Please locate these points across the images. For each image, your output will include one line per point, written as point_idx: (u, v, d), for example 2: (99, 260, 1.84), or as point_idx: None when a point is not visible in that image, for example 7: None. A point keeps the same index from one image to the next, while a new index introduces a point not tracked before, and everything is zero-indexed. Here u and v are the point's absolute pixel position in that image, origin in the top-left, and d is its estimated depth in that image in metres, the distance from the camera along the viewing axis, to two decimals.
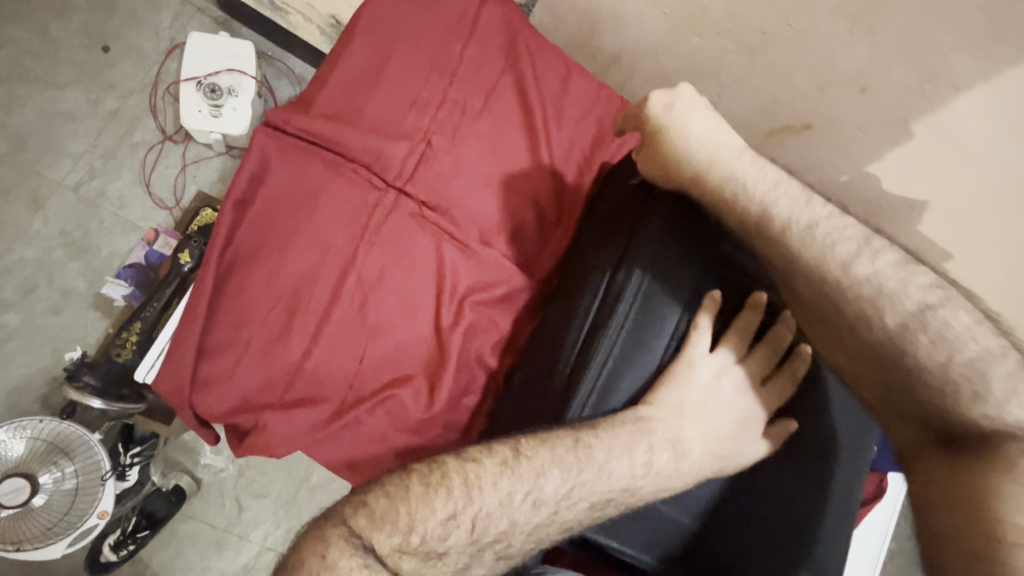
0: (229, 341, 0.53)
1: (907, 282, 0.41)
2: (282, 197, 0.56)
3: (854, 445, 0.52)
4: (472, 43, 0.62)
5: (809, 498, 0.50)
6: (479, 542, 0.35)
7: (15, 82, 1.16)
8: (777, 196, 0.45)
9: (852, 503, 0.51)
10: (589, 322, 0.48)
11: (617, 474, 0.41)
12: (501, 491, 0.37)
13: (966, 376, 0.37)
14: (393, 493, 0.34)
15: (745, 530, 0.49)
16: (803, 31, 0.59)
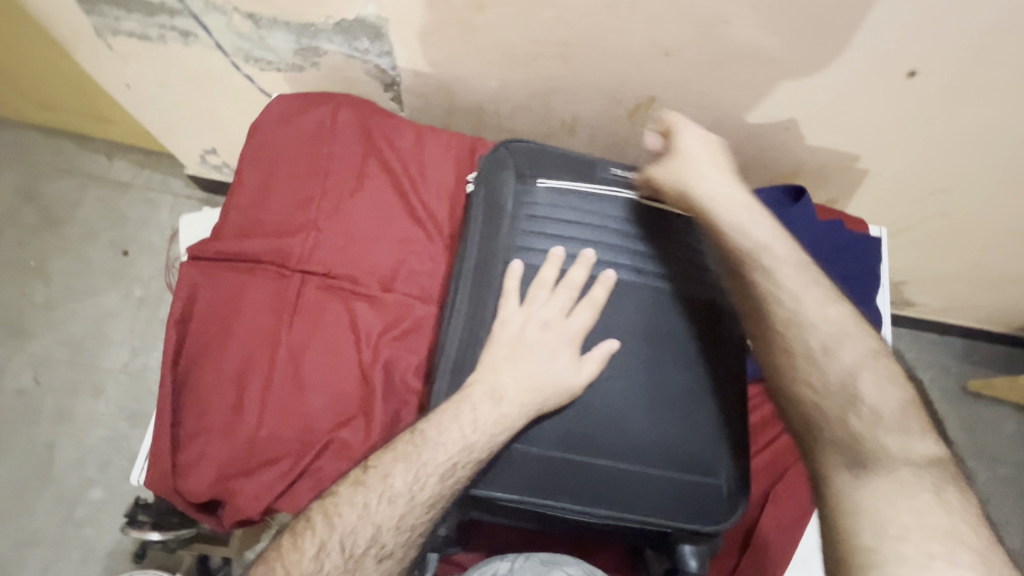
0: (197, 431, 0.64)
1: (817, 313, 0.55)
2: (212, 305, 0.68)
3: (666, 340, 0.62)
4: (335, 140, 0.76)
5: (643, 402, 0.60)
6: (353, 556, 0.49)
7: (66, 301, 1.45)
8: (757, 231, 0.60)
9: (686, 384, 0.61)
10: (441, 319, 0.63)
11: (452, 441, 0.54)
12: (355, 506, 0.51)
13: (847, 393, 0.52)
14: (267, 556, 0.49)
15: (602, 447, 0.58)
16: (591, 30, 0.75)
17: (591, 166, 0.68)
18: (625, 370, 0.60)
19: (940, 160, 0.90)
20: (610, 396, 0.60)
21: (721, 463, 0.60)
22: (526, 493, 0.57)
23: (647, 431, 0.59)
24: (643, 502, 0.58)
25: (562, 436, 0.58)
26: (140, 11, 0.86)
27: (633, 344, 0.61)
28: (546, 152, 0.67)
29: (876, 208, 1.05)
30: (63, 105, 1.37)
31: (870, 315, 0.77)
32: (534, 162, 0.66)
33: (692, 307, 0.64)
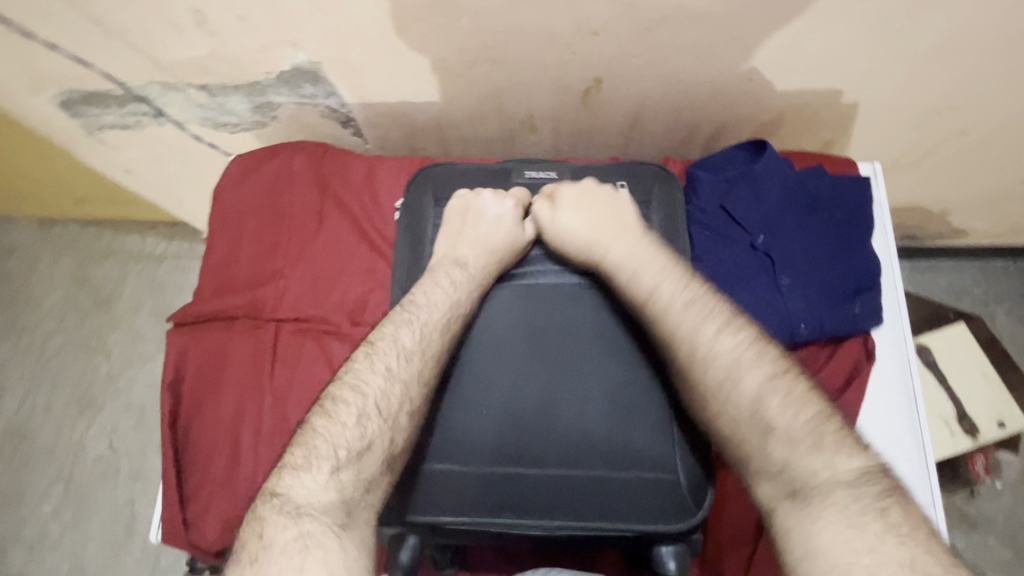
0: (202, 484, 0.69)
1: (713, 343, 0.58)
2: (200, 366, 0.73)
3: (580, 343, 0.64)
4: (290, 188, 0.79)
5: (568, 407, 0.62)
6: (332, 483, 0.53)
7: (126, 370, 1.59)
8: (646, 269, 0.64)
9: (611, 380, 0.63)
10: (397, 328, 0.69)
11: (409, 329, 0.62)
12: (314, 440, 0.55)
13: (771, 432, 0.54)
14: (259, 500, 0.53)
15: (536, 458, 0.61)
16: (511, 28, 0.74)
17: (504, 178, 0.74)
18: (543, 378, 0.63)
19: (938, 74, 0.81)
20: (534, 407, 0.62)
21: (665, 451, 0.61)
22: (469, 512, 0.60)
23: (578, 434, 0.61)
24: (590, 505, 0.60)
25: (494, 454, 0.61)
26: (112, 104, 0.93)
27: (548, 354, 0.64)
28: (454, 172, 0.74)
29: (881, 139, 0.96)
30: (90, 196, 1.51)
31: (868, 264, 0.68)
32: (446, 180, 0.74)
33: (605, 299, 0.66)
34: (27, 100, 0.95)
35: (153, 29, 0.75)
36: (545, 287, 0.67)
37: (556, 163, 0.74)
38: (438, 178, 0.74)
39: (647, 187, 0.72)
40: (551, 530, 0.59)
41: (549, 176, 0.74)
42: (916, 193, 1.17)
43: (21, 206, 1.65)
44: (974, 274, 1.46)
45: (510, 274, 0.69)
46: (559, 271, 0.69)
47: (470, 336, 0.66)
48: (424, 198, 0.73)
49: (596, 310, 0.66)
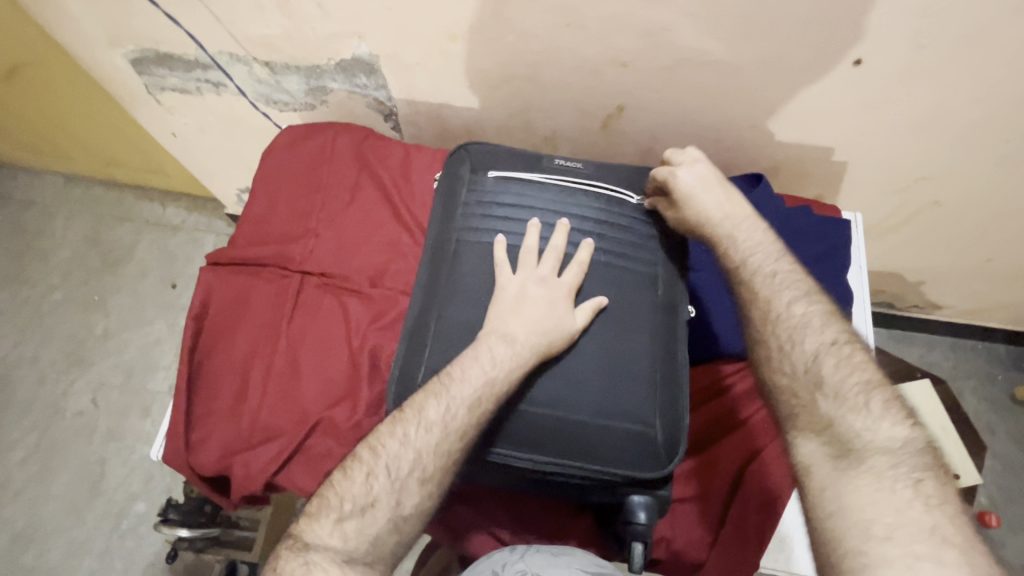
0: (209, 412, 0.73)
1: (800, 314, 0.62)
2: (224, 304, 0.78)
3: (630, 305, 0.67)
4: (332, 159, 0.87)
5: (617, 362, 0.64)
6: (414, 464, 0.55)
7: (121, 330, 1.62)
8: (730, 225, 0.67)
9: (644, 348, 0.65)
10: (422, 281, 0.69)
11: (474, 378, 0.58)
12: (398, 435, 0.56)
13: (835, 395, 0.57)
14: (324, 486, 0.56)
15: (573, 404, 0.62)
16: (549, 50, 0.84)
17: (535, 161, 0.75)
18: (602, 332, 0.65)
19: (918, 145, 0.92)
20: (589, 358, 0.64)
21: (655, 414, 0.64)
22: (496, 446, 0.62)
23: (622, 389, 0.63)
24: (579, 450, 0.61)
25: (532, 392, 0.62)
26: (180, 69, 1.02)
27: (611, 317, 0.66)
28: (488, 149, 0.76)
29: (865, 201, 1.06)
30: (124, 159, 1.58)
31: (840, 294, 0.76)
32: (481, 157, 0.75)
33: (624, 276, 0.69)
34: (99, 55, 1.03)
35: (237, 6, 0.85)
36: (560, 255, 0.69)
37: (582, 157, 0.77)
38: (476, 152, 0.76)
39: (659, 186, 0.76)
40: (569, 472, 0.62)
41: (576, 166, 0.75)
42: (894, 260, 1.27)
43: (53, 161, 1.72)
44: (944, 347, 1.56)
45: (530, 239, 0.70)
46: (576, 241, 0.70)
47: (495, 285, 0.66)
48: (462, 166, 0.75)
49: (625, 283, 0.68)
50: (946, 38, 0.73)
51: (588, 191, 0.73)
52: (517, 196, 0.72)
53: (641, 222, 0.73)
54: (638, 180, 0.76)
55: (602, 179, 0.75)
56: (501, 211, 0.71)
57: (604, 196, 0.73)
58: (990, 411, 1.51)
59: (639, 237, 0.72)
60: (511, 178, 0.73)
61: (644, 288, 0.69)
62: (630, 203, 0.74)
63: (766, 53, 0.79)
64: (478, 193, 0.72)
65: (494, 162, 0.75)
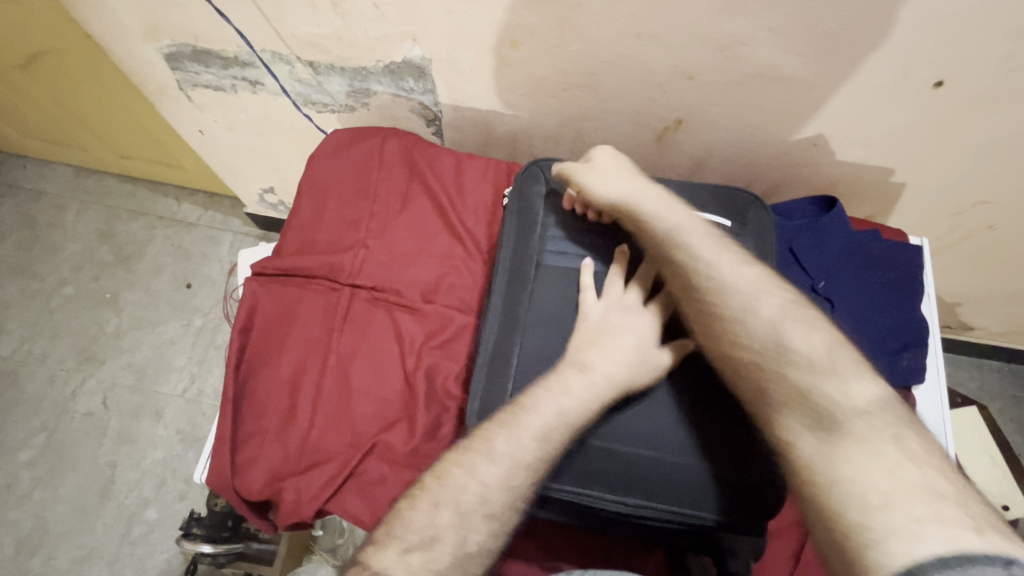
0: (255, 431, 0.69)
1: (726, 266, 0.59)
2: (271, 318, 0.75)
3: None
4: (383, 167, 0.83)
5: (704, 399, 0.62)
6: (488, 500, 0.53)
7: (134, 329, 1.57)
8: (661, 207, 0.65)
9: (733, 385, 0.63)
10: (498, 305, 0.66)
11: (547, 408, 0.56)
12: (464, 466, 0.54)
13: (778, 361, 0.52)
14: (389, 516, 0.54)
15: (653, 442, 0.61)
16: (613, 59, 0.81)
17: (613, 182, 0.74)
18: (693, 369, 0.63)
19: (981, 170, 0.89)
20: (675, 396, 0.62)
21: (742, 454, 0.60)
22: (573, 482, 0.61)
23: (709, 427, 0.61)
24: (661, 490, 0.60)
25: (612, 429, 0.61)
26: (217, 65, 0.97)
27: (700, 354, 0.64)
28: (563, 167, 0.75)
29: (918, 222, 1.04)
30: (142, 153, 1.53)
31: (918, 322, 0.73)
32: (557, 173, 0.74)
33: None
34: (132, 49, 0.99)
35: (288, 3, 0.81)
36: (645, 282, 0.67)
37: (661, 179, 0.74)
38: (553, 169, 0.74)
39: (745, 211, 0.73)
40: (650, 513, 0.60)
41: (657, 189, 0.73)
42: (935, 281, 1.25)
43: (66, 152, 1.66)
44: (971, 369, 1.54)
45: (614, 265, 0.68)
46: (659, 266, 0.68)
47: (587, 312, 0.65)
48: (539, 181, 0.73)
49: None
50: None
51: None
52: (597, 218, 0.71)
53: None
54: (725, 202, 0.73)
55: (684, 202, 0.73)
56: (578, 236, 0.69)
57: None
58: (1018, 435, 1.49)
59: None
60: (589, 198, 0.72)
61: None
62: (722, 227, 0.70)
63: (839, 72, 0.76)
64: (555, 212, 0.71)
65: (572, 180, 0.73)
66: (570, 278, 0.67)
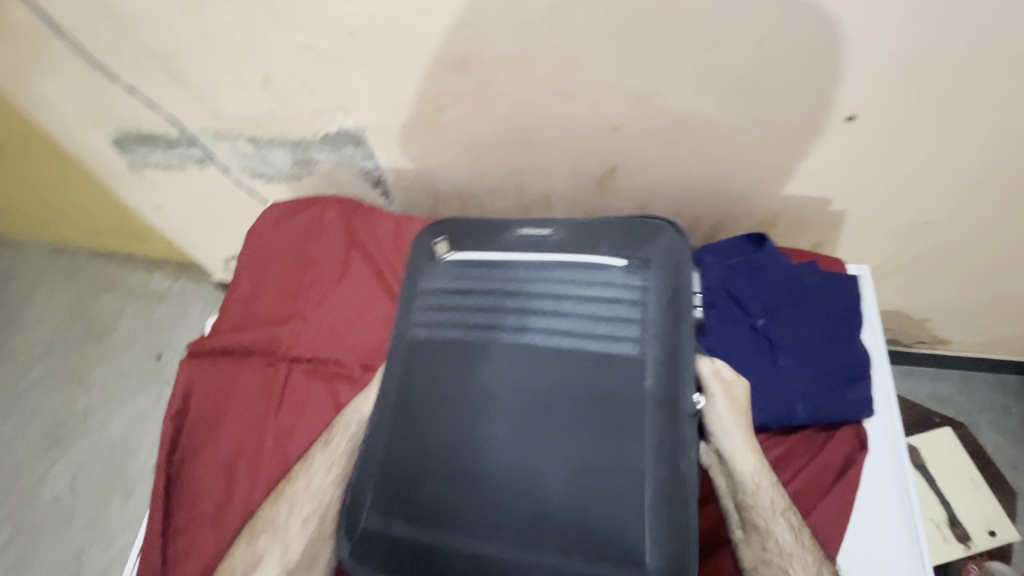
0: (188, 522, 0.67)
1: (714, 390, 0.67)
2: (207, 399, 0.73)
3: (599, 401, 0.58)
4: (321, 235, 0.83)
5: (585, 474, 0.56)
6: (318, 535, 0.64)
7: (103, 407, 1.54)
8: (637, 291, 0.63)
9: (621, 455, 0.57)
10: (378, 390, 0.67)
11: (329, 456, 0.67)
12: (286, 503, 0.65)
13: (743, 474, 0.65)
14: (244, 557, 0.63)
15: (534, 531, 0.56)
16: (539, 116, 0.83)
17: (499, 233, 0.72)
18: (569, 441, 0.58)
19: (917, 192, 0.91)
20: (554, 475, 0.57)
21: (636, 536, 0.55)
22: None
23: (593, 507, 0.56)
24: None
25: (484, 522, 0.57)
26: (163, 146, 1.00)
27: (580, 421, 0.58)
28: (449, 225, 0.75)
29: (868, 246, 1.04)
30: (108, 229, 1.55)
31: (861, 354, 0.72)
32: (438, 237, 0.74)
33: (593, 362, 0.60)
34: (81, 137, 1.02)
35: (220, 85, 0.83)
36: (516, 345, 0.62)
37: (555, 222, 0.70)
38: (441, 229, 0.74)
39: (650, 243, 0.66)
40: None
41: (546, 235, 0.69)
42: (899, 298, 1.24)
43: (35, 233, 1.68)
44: (956, 382, 1.52)
45: (482, 327, 0.65)
46: (534, 322, 0.63)
47: (444, 383, 0.63)
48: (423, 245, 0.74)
49: (590, 373, 0.59)
50: (937, 93, 0.73)
51: (553, 261, 0.66)
52: (468, 276, 0.69)
53: (619, 288, 0.63)
54: (626, 237, 0.67)
55: (575, 243, 0.67)
56: (457, 301, 0.68)
57: (577, 264, 0.65)
58: (1012, 448, 1.46)
59: (614, 308, 0.62)
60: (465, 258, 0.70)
61: (618, 377, 0.59)
62: (612, 267, 0.64)
63: (757, 113, 0.79)
64: (429, 278, 0.71)
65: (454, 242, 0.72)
66: (438, 351, 0.65)
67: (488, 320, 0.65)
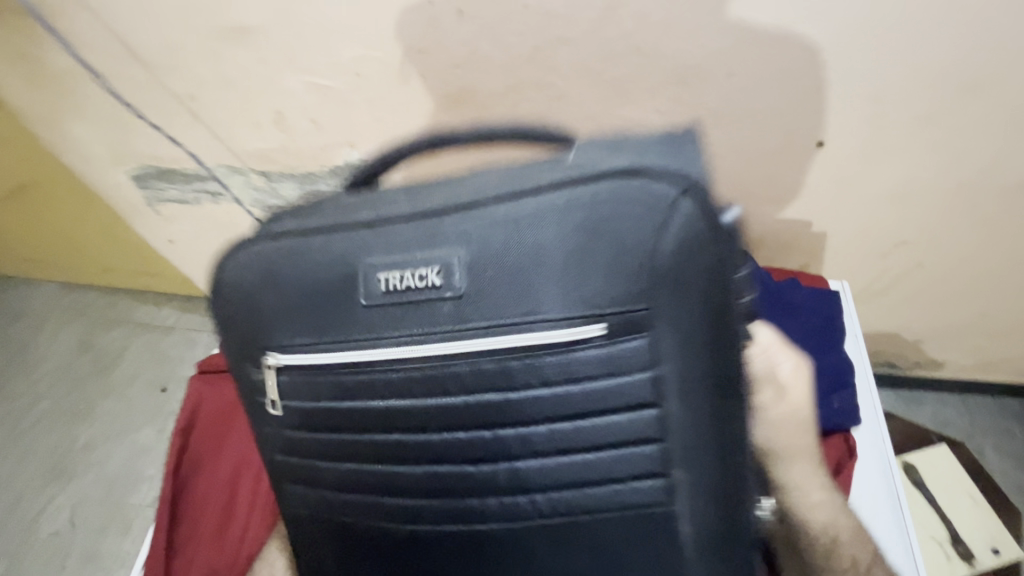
0: (191, 536, 0.69)
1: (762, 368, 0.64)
2: (212, 415, 0.75)
3: (597, 498, 0.49)
4: None
5: (608, 565, 0.51)
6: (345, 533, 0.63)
7: (107, 440, 1.55)
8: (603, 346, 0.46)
9: (643, 543, 0.50)
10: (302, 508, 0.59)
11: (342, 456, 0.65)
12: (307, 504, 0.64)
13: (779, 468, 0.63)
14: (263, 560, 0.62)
15: None
16: None
17: (356, 289, 0.49)
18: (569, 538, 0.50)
19: (892, 213, 0.95)
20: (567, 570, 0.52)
21: None
22: None
23: None
24: None
25: None
26: (180, 181, 1.06)
27: (579, 520, 0.50)
28: (278, 270, 0.51)
29: (852, 267, 1.08)
30: (121, 264, 1.60)
31: (844, 364, 0.76)
32: (271, 308, 0.52)
33: (581, 454, 0.48)
34: (104, 175, 1.08)
35: (237, 124, 0.90)
36: (461, 455, 0.50)
37: (434, 249, 0.47)
38: (259, 288, 0.52)
39: (611, 260, 0.44)
40: None
41: (427, 276, 0.47)
42: (890, 320, 1.27)
43: (50, 270, 1.74)
44: (958, 406, 1.50)
45: (403, 429, 0.51)
46: (468, 421, 0.49)
47: (407, 532, 0.54)
48: (253, 317, 0.52)
49: (578, 468, 0.48)
50: (894, 120, 0.80)
51: (465, 327, 0.47)
52: (363, 414, 0.52)
53: (577, 351, 0.46)
54: (569, 281, 0.45)
55: (493, 303, 0.46)
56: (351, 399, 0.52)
57: (508, 327, 0.46)
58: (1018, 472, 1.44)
59: (578, 391, 0.47)
60: (328, 363, 0.51)
61: (611, 469, 0.48)
62: (555, 321, 0.45)
63: (733, 142, 0.85)
64: (291, 396, 0.54)
65: (291, 317, 0.51)
66: (357, 465, 0.53)
67: (404, 422, 0.51)
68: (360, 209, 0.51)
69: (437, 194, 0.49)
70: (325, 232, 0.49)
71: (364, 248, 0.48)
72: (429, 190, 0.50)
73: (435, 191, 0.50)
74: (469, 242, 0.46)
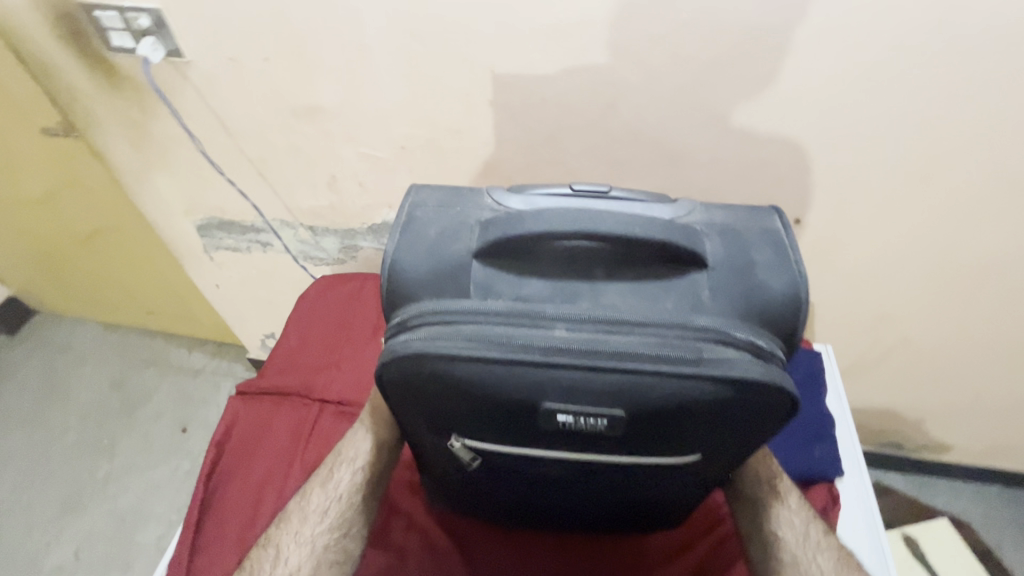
0: (215, 537, 0.75)
1: None
2: (247, 430, 0.84)
3: (669, 504, 0.66)
4: (359, 300, 0.99)
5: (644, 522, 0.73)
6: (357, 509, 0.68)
7: (123, 475, 1.60)
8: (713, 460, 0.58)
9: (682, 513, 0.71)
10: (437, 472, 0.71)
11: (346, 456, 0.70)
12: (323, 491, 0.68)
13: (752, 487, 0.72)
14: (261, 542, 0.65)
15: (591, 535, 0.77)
16: None
17: (532, 419, 0.52)
18: (635, 515, 0.70)
19: (872, 287, 1.05)
20: (616, 523, 0.73)
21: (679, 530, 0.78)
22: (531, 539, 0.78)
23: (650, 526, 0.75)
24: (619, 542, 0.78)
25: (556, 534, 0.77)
26: (238, 231, 1.22)
27: (649, 509, 0.68)
28: (444, 394, 0.52)
29: (841, 337, 1.15)
30: (165, 308, 1.74)
31: (823, 417, 0.84)
32: (421, 400, 0.54)
33: (671, 493, 0.63)
34: (174, 224, 1.25)
35: (297, 185, 1.07)
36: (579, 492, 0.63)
37: (609, 414, 0.50)
38: (418, 379, 0.51)
39: (746, 421, 0.52)
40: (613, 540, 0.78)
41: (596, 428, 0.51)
42: (888, 396, 1.31)
43: (99, 310, 1.88)
44: (971, 495, 1.45)
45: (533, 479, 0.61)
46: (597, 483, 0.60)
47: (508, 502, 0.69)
48: (412, 412, 0.56)
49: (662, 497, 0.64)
50: (859, 205, 0.92)
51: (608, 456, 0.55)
52: (498, 470, 0.61)
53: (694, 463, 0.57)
54: (704, 437, 0.53)
55: (650, 434, 0.52)
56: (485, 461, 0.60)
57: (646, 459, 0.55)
58: None
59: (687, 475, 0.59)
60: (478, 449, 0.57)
61: (689, 493, 0.64)
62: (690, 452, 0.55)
63: None
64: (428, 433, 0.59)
65: (450, 420, 0.55)
66: (480, 485, 0.65)
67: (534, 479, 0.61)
68: (522, 334, 0.49)
69: (604, 330, 0.50)
70: (502, 369, 0.49)
71: (552, 397, 0.50)
72: (593, 320, 0.50)
73: (602, 325, 0.50)
74: (639, 410, 0.50)
